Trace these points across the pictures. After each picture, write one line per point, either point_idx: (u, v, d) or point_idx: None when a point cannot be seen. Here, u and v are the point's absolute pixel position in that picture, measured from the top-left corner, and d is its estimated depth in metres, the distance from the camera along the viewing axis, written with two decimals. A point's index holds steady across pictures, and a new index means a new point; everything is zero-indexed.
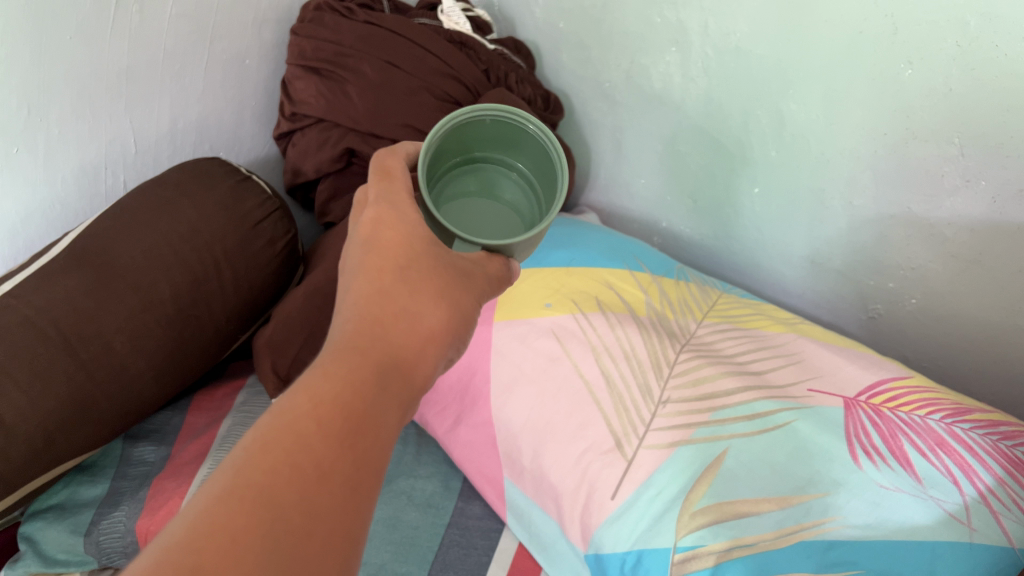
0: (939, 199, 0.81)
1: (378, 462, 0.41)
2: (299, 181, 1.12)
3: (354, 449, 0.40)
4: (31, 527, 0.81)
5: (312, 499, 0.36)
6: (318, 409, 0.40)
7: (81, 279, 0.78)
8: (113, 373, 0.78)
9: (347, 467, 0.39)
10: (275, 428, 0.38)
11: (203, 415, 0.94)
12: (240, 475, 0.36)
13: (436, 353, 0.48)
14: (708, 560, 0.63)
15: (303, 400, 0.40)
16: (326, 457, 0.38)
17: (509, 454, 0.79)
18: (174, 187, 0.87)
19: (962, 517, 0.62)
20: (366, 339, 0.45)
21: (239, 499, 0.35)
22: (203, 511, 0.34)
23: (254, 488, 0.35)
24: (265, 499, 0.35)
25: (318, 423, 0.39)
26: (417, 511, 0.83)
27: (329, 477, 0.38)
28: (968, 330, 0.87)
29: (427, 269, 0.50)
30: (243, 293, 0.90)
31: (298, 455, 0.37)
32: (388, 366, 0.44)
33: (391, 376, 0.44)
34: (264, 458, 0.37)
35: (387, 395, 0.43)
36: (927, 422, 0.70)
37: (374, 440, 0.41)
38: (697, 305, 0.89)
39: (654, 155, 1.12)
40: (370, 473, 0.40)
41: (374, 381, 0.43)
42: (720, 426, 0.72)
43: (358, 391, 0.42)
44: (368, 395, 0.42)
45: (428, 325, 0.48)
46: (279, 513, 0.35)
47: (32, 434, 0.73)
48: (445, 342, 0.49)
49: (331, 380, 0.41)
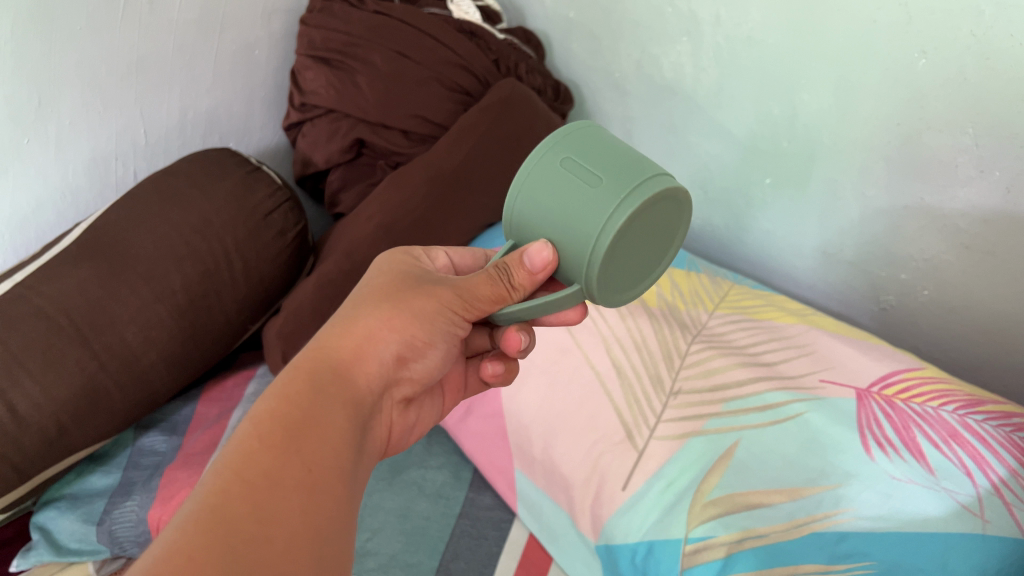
0: (953, 190, 0.81)
1: (332, 461, 0.42)
2: (308, 172, 1.13)
3: (300, 453, 0.41)
4: (44, 517, 0.82)
5: (263, 507, 0.38)
6: (258, 428, 0.42)
7: (92, 270, 0.78)
8: (126, 363, 0.78)
9: (297, 472, 0.40)
10: (222, 460, 0.40)
11: (214, 405, 0.95)
12: (194, 503, 0.37)
13: (386, 356, 0.51)
14: (719, 551, 0.62)
15: (246, 423, 0.42)
16: (273, 467, 0.40)
17: (520, 444, 0.79)
18: (185, 177, 0.87)
19: (975, 509, 0.60)
20: (310, 359, 0.48)
21: (195, 521, 0.36)
22: (162, 538, 0.35)
23: (205, 507, 0.37)
24: (218, 517, 0.36)
25: (258, 439, 0.41)
26: (428, 501, 0.83)
27: (279, 484, 0.39)
28: (981, 321, 0.86)
29: (372, 287, 0.53)
30: (254, 283, 0.89)
31: (245, 472, 0.39)
32: (329, 375, 0.47)
33: (332, 384, 0.47)
34: (212, 482, 0.38)
35: (329, 401, 0.45)
36: (940, 413, 0.69)
37: (320, 440, 0.43)
38: (708, 296, 0.89)
39: (664, 145, 1.11)
40: (323, 473, 0.41)
41: (312, 390, 0.45)
42: (732, 417, 0.72)
43: (298, 402, 0.44)
44: (308, 403, 0.44)
45: (372, 327, 0.50)
46: (229, 522, 0.37)
47: (45, 423, 0.73)
48: (399, 342, 0.51)
49: (272, 400, 0.44)
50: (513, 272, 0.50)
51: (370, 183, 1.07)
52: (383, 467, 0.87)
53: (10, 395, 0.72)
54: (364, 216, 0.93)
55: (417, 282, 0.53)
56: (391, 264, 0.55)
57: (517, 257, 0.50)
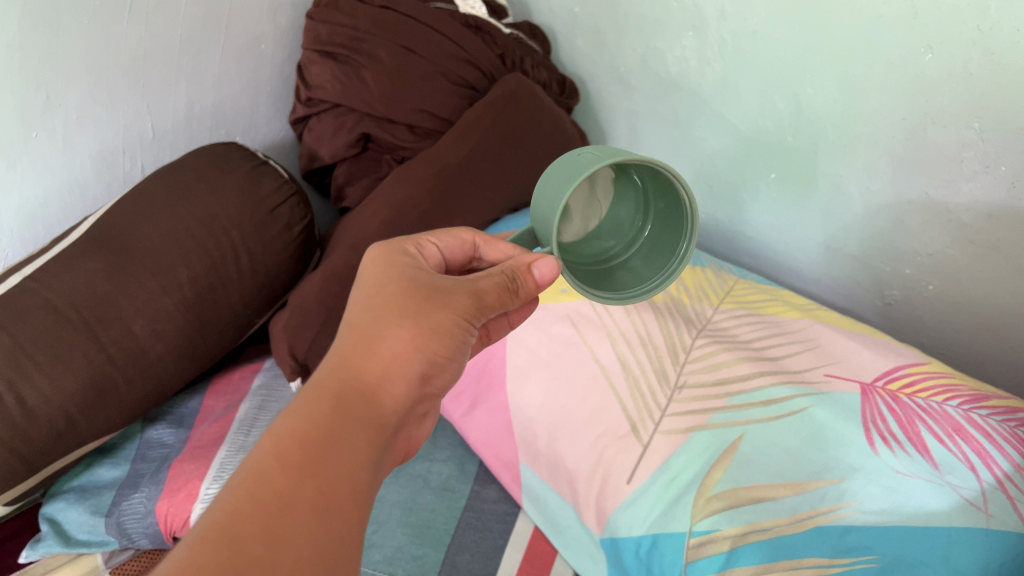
0: (958, 184, 0.81)
1: (352, 489, 0.40)
2: (314, 166, 1.13)
3: (318, 476, 0.39)
4: (54, 508, 0.83)
5: (275, 531, 0.36)
6: (280, 445, 0.39)
7: (99, 263, 0.79)
8: (134, 356, 0.79)
9: (312, 496, 0.38)
10: (240, 476, 0.38)
11: (220, 399, 0.95)
12: (207, 517, 0.36)
13: (410, 375, 0.47)
14: (723, 544, 0.63)
15: (266, 440, 0.40)
16: (288, 492, 0.37)
17: (525, 438, 0.80)
18: (192, 171, 0.88)
19: (979, 503, 0.60)
20: (335, 373, 0.45)
21: (204, 540, 0.34)
22: (172, 558, 0.34)
23: (217, 528, 0.35)
24: (228, 537, 0.35)
25: (277, 459, 0.39)
26: (433, 495, 0.84)
27: (293, 506, 0.37)
28: (984, 316, 0.86)
29: (390, 290, 0.49)
30: (260, 278, 0.90)
31: (260, 491, 0.37)
32: (355, 396, 0.44)
33: (357, 405, 0.43)
34: (227, 499, 0.36)
35: (354, 424, 0.42)
36: (945, 408, 0.69)
37: (341, 465, 0.40)
38: (713, 291, 0.89)
39: (669, 139, 1.11)
40: (339, 499, 0.39)
41: (336, 409, 0.42)
42: (736, 411, 0.72)
43: (319, 422, 0.41)
44: (331, 424, 0.41)
45: (393, 347, 0.46)
46: (239, 545, 0.35)
47: (54, 415, 0.74)
48: (421, 360, 0.47)
49: (293, 418, 0.41)
50: (520, 282, 0.50)
51: (376, 178, 1.08)
52: None
53: (19, 387, 0.72)
54: (369, 210, 0.94)
55: (428, 288, 0.49)
56: (394, 262, 0.52)
57: (523, 265, 0.51)
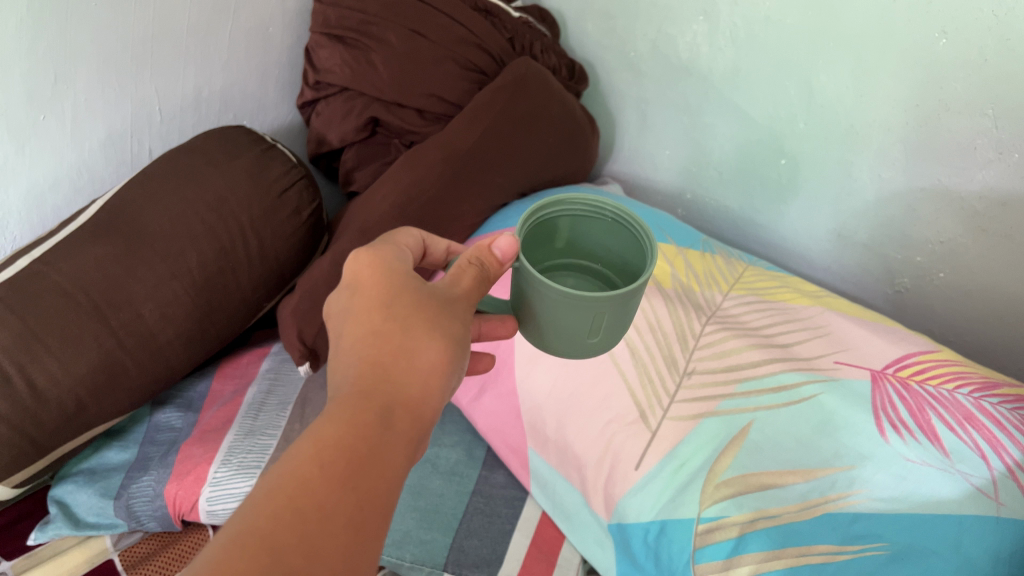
0: (971, 172, 0.80)
1: (386, 504, 0.38)
2: (322, 150, 1.12)
3: (357, 490, 0.37)
4: (62, 491, 0.83)
5: (313, 544, 0.34)
6: (320, 453, 0.37)
7: (109, 247, 0.79)
8: (142, 340, 0.79)
9: (350, 510, 0.36)
10: (277, 480, 0.36)
11: (228, 382, 0.95)
12: (243, 521, 0.34)
13: (443, 388, 0.44)
14: (731, 531, 0.63)
15: (305, 445, 0.37)
16: (327, 504, 0.35)
17: (534, 424, 0.80)
18: (201, 155, 0.88)
19: (989, 492, 0.60)
20: (372, 379, 0.42)
21: (241, 545, 0.32)
22: (208, 563, 0.32)
23: (255, 535, 0.33)
24: (267, 547, 0.33)
25: (318, 468, 0.36)
26: (441, 479, 0.83)
27: (331, 520, 0.35)
28: (996, 304, 0.86)
29: (417, 297, 0.45)
30: (269, 262, 0.90)
31: (299, 500, 0.35)
32: (395, 406, 0.41)
33: (397, 418, 0.41)
34: (266, 504, 0.34)
35: (393, 437, 0.40)
36: (955, 396, 0.69)
37: (380, 479, 0.38)
38: (723, 277, 0.88)
39: (679, 125, 1.10)
40: (374, 517, 0.37)
41: (380, 421, 0.40)
42: (746, 398, 0.72)
43: (363, 432, 0.39)
44: (374, 435, 0.39)
45: (428, 361, 0.43)
46: (279, 556, 0.33)
47: (64, 399, 0.74)
48: (450, 373, 0.45)
49: (334, 424, 0.39)
50: (486, 267, 0.50)
51: (383, 163, 1.08)
52: None
53: (29, 371, 0.72)
54: (377, 194, 0.93)
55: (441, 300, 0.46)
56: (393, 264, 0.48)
57: (481, 246, 0.50)
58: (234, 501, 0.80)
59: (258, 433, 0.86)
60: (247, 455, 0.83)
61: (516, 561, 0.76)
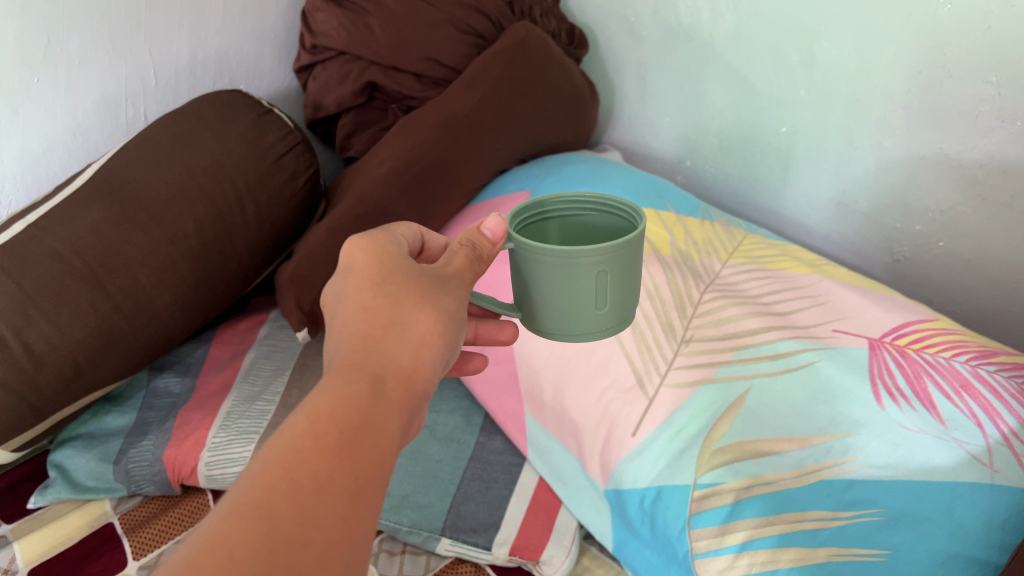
0: (973, 139, 0.80)
1: (382, 469, 0.38)
2: (319, 116, 1.11)
3: (352, 459, 0.36)
4: (62, 455, 0.84)
5: (309, 513, 0.34)
6: (314, 424, 0.37)
7: (104, 211, 0.78)
8: (140, 306, 0.79)
9: (346, 477, 0.36)
10: (272, 450, 0.35)
11: (226, 348, 0.95)
12: (238, 493, 0.33)
13: (436, 358, 0.44)
14: (727, 496, 0.64)
15: (300, 417, 0.37)
16: (322, 473, 0.35)
17: (530, 390, 0.81)
18: (196, 119, 0.87)
19: (984, 459, 0.60)
20: (366, 349, 0.41)
21: (237, 515, 0.32)
22: (205, 533, 0.32)
23: (251, 504, 0.33)
24: (263, 517, 0.33)
25: (313, 439, 0.36)
26: (439, 445, 0.84)
27: (327, 488, 0.35)
28: (995, 274, 0.85)
29: (406, 277, 0.45)
30: (267, 227, 0.89)
31: (294, 470, 0.35)
32: (390, 376, 0.41)
33: (392, 387, 0.40)
34: (261, 475, 0.34)
35: (388, 406, 0.40)
36: (952, 364, 0.69)
37: (376, 446, 0.38)
38: (722, 245, 0.87)
39: (679, 92, 1.09)
40: (371, 483, 0.37)
41: (373, 390, 0.39)
42: (743, 365, 0.72)
43: (357, 400, 0.38)
44: (367, 404, 0.39)
45: (419, 330, 0.43)
46: (276, 524, 0.33)
47: (62, 364, 0.74)
48: (443, 346, 0.44)
49: (327, 395, 0.38)
50: (479, 247, 0.50)
51: (382, 128, 1.07)
52: None
53: (26, 334, 0.72)
54: (377, 158, 0.92)
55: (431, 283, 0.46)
56: (385, 247, 0.48)
57: (471, 230, 0.51)
58: (232, 465, 0.80)
59: (257, 398, 0.86)
60: (246, 420, 0.83)
61: (514, 525, 0.76)
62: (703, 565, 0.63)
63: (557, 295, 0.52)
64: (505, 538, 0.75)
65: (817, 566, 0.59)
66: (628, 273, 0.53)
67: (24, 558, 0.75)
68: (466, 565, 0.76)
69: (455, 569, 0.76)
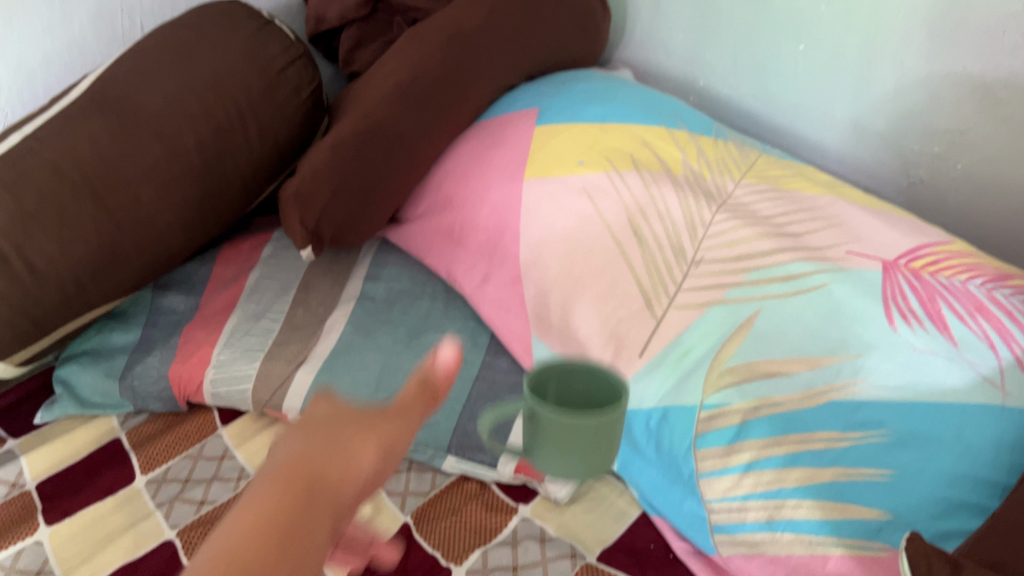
0: (1000, 59, 0.77)
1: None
2: (321, 28, 1.07)
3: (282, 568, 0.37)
4: (67, 371, 0.84)
5: None
6: (253, 526, 0.37)
7: (102, 123, 0.76)
8: (140, 223, 0.77)
9: None
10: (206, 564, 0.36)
11: (230, 267, 0.94)
12: None
13: (369, 479, 0.44)
14: (734, 417, 0.66)
15: (243, 522, 0.37)
16: None
17: (539, 312, 0.79)
18: (195, 29, 0.84)
19: (996, 381, 0.60)
20: (302, 455, 0.41)
21: None
22: None
23: None
24: None
25: (252, 555, 0.36)
26: (446, 365, 0.83)
27: None
28: (1013, 198, 0.83)
29: (337, 411, 0.45)
30: (269, 145, 0.87)
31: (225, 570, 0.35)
32: (325, 491, 0.40)
33: (326, 503, 0.40)
34: None
35: (319, 517, 0.39)
36: (967, 287, 0.67)
37: (309, 550, 0.38)
38: (735, 165, 0.83)
39: (694, 9, 1.06)
40: None
41: (309, 501, 0.40)
42: (753, 287, 0.71)
43: (290, 509, 0.39)
44: (301, 514, 0.39)
45: (358, 454, 0.43)
46: None
47: (64, 281, 0.73)
48: (378, 459, 0.44)
49: (257, 503, 0.38)
50: None
51: (388, 42, 1.04)
52: (400, 330, 0.84)
53: (26, 250, 0.70)
54: (383, 72, 0.90)
55: None
56: None
57: None
58: (237, 383, 0.80)
59: (261, 317, 0.86)
60: (249, 338, 0.83)
61: (520, 443, 0.77)
62: (707, 484, 0.65)
63: (580, 445, 0.60)
64: (510, 455, 0.75)
65: (824, 484, 0.61)
66: (599, 458, 0.62)
67: (31, 472, 0.77)
68: (471, 482, 0.77)
69: (460, 486, 0.77)
